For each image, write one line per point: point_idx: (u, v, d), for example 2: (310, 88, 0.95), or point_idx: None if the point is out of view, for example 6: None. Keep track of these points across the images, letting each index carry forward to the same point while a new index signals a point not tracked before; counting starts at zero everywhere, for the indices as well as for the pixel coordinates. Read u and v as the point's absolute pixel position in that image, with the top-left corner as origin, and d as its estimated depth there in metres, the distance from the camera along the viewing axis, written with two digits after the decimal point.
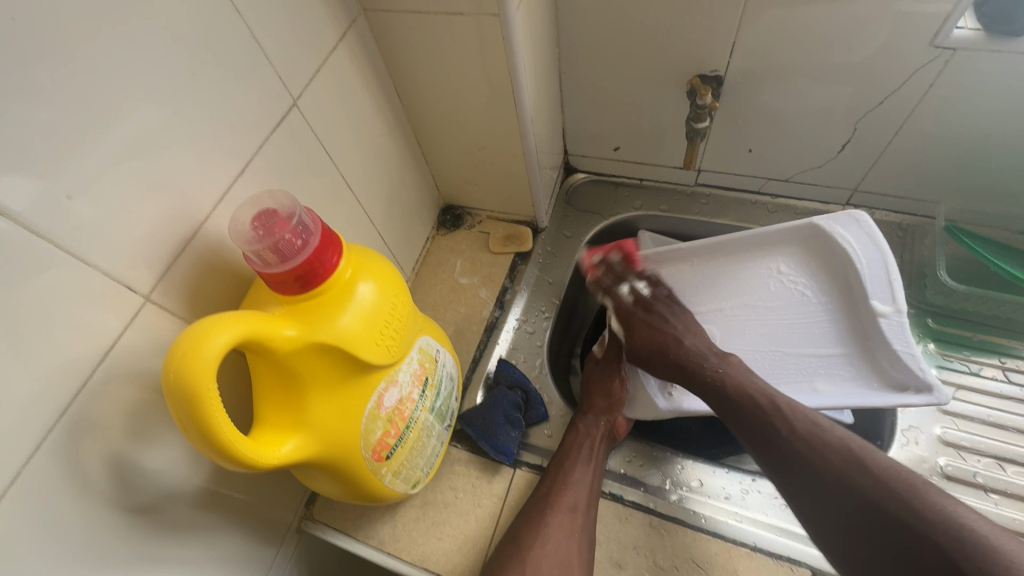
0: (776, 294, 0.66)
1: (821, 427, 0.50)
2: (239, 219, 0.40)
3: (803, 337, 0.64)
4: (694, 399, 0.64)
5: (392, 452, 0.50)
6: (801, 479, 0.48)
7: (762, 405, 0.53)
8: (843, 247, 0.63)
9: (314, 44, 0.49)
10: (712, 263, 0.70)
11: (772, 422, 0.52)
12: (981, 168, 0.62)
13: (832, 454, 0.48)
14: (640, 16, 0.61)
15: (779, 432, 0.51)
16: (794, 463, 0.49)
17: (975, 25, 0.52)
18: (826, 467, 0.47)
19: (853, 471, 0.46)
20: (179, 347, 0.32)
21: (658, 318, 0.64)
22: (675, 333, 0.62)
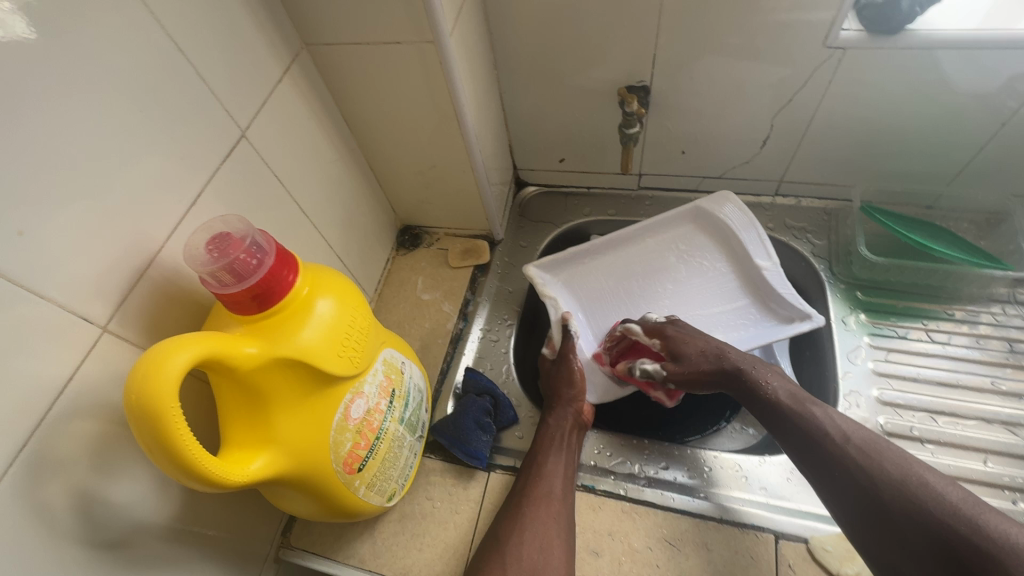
0: (670, 266, 0.73)
1: (879, 443, 0.47)
2: (193, 244, 0.40)
3: (700, 305, 0.70)
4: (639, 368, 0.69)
5: (364, 464, 0.51)
6: (847, 487, 0.46)
7: (815, 414, 0.51)
8: (724, 222, 0.71)
9: (258, 78, 0.51)
10: (618, 254, 0.74)
11: (824, 433, 0.50)
12: (884, 150, 0.69)
13: (889, 467, 0.45)
14: (568, 35, 0.66)
15: (832, 441, 0.49)
16: (838, 474, 0.47)
17: (858, 26, 0.58)
18: (881, 480, 0.45)
19: (906, 488, 0.43)
20: (140, 369, 0.33)
21: (690, 337, 0.62)
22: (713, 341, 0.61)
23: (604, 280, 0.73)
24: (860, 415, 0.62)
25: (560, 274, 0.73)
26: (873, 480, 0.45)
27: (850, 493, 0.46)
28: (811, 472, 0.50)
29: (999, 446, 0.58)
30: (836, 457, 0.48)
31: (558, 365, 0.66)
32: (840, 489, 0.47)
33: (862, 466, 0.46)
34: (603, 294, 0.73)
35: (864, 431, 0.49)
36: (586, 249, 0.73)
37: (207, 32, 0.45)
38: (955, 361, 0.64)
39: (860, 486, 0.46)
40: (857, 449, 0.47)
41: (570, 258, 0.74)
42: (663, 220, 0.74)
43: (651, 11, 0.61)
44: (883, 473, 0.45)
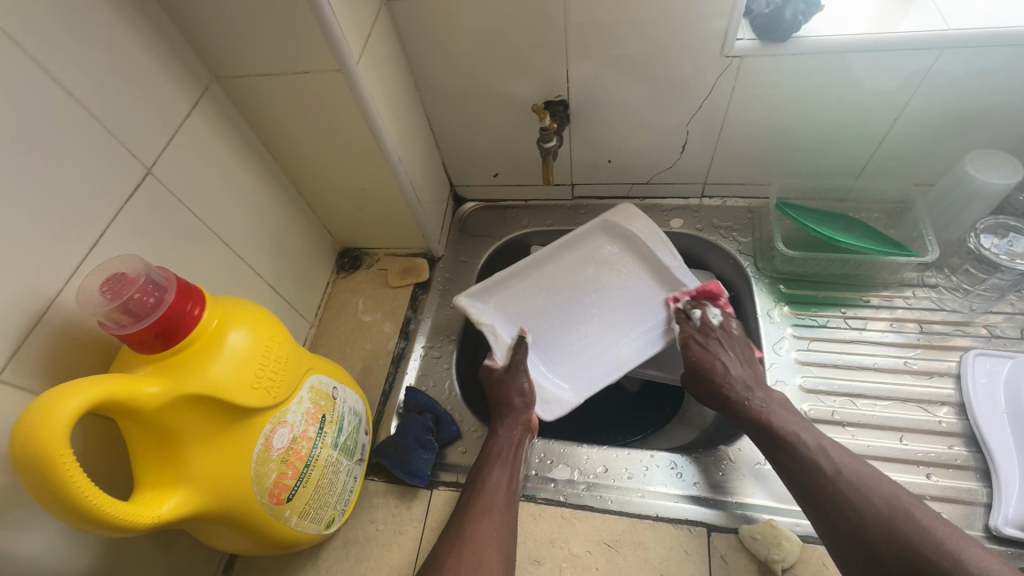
0: (593, 278, 0.75)
1: (869, 477, 0.51)
2: (88, 287, 0.40)
3: (621, 312, 0.73)
4: (582, 375, 0.70)
5: (293, 493, 0.50)
6: (840, 521, 0.50)
7: (809, 446, 0.55)
8: (632, 229, 0.75)
9: (162, 114, 0.51)
10: (539, 271, 0.75)
11: (819, 464, 0.53)
12: (793, 149, 0.73)
13: (878, 503, 0.49)
14: (482, 54, 0.68)
15: (827, 475, 0.52)
16: (830, 508, 0.51)
17: (751, 35, 0.62)
18: (871, 517, 0.49)
19: (894, 526, 0.47)
20: (27, 418, 0.33)
21: (709, 357, 0.65)
22: (724, 362, 0.64)
23: (535, 298, 0.73)
24: None
25: (490, 299, 0.73)
26: (864, 517, 0.49)
27: (844, 529, 0.49)
28: (796, 489, 0.54)
29: (914, 424, 0.61)
30: (829, 489, 0.51)
31: (507, 377, 0.66)
32: (828, 519, 0.50)
33: (854, 502, 0.50)
34: (537, 311, 0.73)
35: (855, 466, 0.52)
36: (509, 274, 0.74)
37: (100, 74, 0.45)
38: (872, 345, 0.68)
39: (852, 523, 0.49)
40: (847, 482, 0.51)
41: (494, 283, 0.73)
42: (580, 234, 0.76)
43: (558, 30, 0.63)
44: (876, 511, 0.49)
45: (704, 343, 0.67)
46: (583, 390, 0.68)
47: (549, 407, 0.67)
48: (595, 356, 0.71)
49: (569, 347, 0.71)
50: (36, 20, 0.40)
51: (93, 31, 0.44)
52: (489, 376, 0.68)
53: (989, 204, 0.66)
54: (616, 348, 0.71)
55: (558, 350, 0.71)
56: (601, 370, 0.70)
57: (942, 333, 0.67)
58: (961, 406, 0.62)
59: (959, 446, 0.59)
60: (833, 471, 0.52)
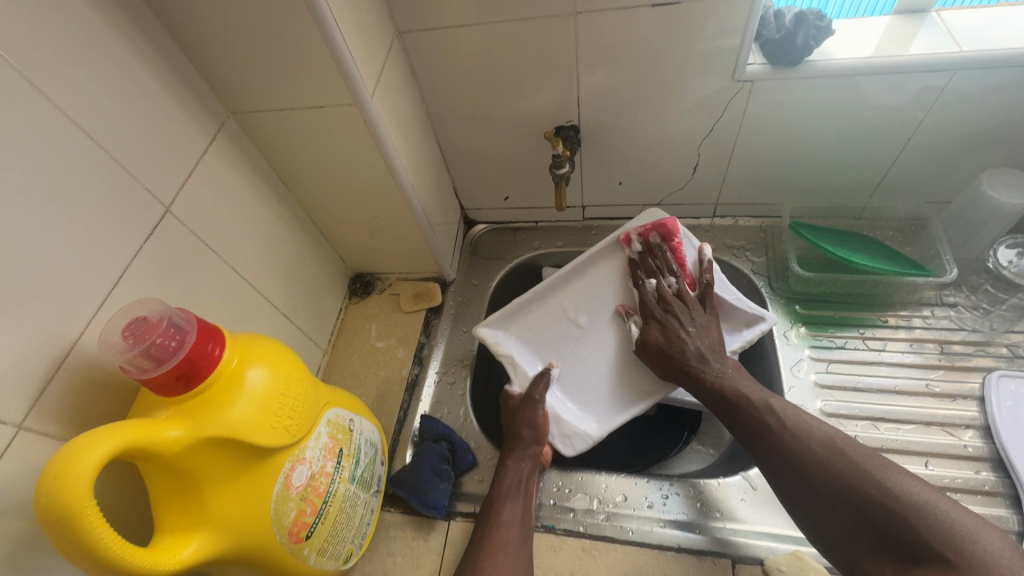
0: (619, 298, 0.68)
1: (806, 423, 0.52)
2: (109, 332, 0.40)
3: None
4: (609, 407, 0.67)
5: (312, 530, 0.50)
6: (781, 468, 0.51)
7: (750, 402, 0.55)
8: None
9: (181, 153, 0.52)
10: (562, 293, 0.71)
11: (761, 419, 0.53)
12: (805, 168, 0.73)
13: (816, 446, 0.49)
14: (493, 82, 0.68)
15: (768, 427, 0.53)
16: (774, 458, 0.51)
17: (761, 60, 0.62)
18: (810, 460, 0.49)
19: (831, 467, 0.47)
20: (51, 469, 0.33)
21: (672, 332, 0.61)
22: (683, 335, 0.60)
23: (553, 324, 0.71)
24: None
25: (508, 328, 0.71)
26: (803, 463, 0.49)
27: (792, 481, 0.50)
28: (748, 447, 0.55)
29: (939, 448, 0.60)
30: (769, 440, 0.52)
31: (523, 406, 0.65)
32: (776, 470, 0.51)
33: (794, 450, 0.50)
34: (558, 339, 0.70)
35: (795, 415, 0.53)
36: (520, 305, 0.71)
37: (121, 117, 0.46)
38: (892, 366, 0.67)
39: (794, 470, 0.50)
40: (788, 432, 0.51)
41: (500, 313, 0.71)
42: (597, 251, 0.69)
43: (568, 57, 0.64)
44: (811, 452, 0.49)
45: (658, 317, 0.63)
46: (609, 425, 0.65)
47: (570, 442, 0.65)
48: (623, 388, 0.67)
49: (593, 378, 0.68)
50: (57, 67, 0.40)
51: (112, 73, 0.44)
52: (508, 402, 0.68)
53: (1007, 223, 0.65)
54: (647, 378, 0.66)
55: (586, 381, 0.68)
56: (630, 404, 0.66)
57: (963, 353, 0.67)
58: (987, 429, 0.61)
59: (986, 472, 0.58)
60: (771, 425, 0.52)
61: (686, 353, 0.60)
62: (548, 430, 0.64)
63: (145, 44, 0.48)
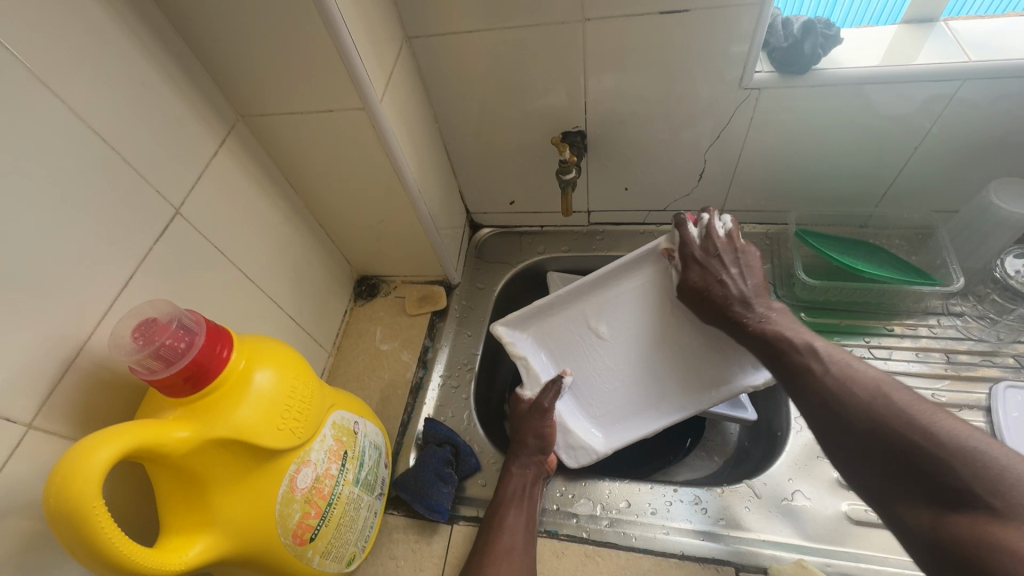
0: (639, 313, 0.66)
1: (853, 368, 0.50)
2: (119, 333, 0.41)
3: (671, 360, 0.64)
4: (619, 425, 0.66)
5: (316, 533, 0.50)
6: (822, 412, 0.50)
7: (797, 347, 0.54)
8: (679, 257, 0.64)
9: (191, 155, 0.52)
10: (585, 302, 0.69)
11: (806, 363, 0.52)
12: (812, 176, 0.73)
13: (861, 392, 0.48)
14: (500, 87, 0.69)
15: (812, 371, 0.52)
16: (814, 402, 0.50)
17: (768, 68, 0.62)
18: (851, 404, 0.48)
19: (873, 410, 0.46)
20: (60, 469, 0.33)
21: (714, 276, 0.60)
22: (726, 278, 0.59)
23: (573, 333, 0.70)
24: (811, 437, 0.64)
25: (528, 328, 0.71)
26: (845, 406, 0.48)
27: (832, 424, 0.49)
28: (789, 391, 0.54)
29: None
30: (811, 385, 0.51)
31: (530, 413, 0.65)
32: (816, 414, 0.50)
33: (836, 394, 0.49)
34: (575, 347, 0.69)
35: (841, 361, 0.51)
36: (542, 308, 0.70)
37: (133, 120, 0.46)
38: (898, 375, 0.67)
39: (834, 413, 0.49)
40: (835, 375, 0.50)
41: (518, 316, 0.71)
42: (621, 266, 0.67)
43: (576, 63, 0.64)
44: (855, 396, 0.48)
45: (701, 260, 0.61)
46: (615, 442, 0.65)
47: (574, 454, 0.65)
48: (633, 408, 0.66)
49: (606, 392, 0.67)
50: (71, 70, 0.41)
51: (124, 77, 0.45)
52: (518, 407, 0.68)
53: (1014, 233, 0.65)
54: (658, 404, 0.64)
55: (596, 393, 0.67)
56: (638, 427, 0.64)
57: (969, 363, 0.66)
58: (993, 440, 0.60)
59: None
60: (815, 370, 0.51)
61: (726, 296, 0.59)
62: (553, 443, 0.64)
63: (158, 48, 0.48)
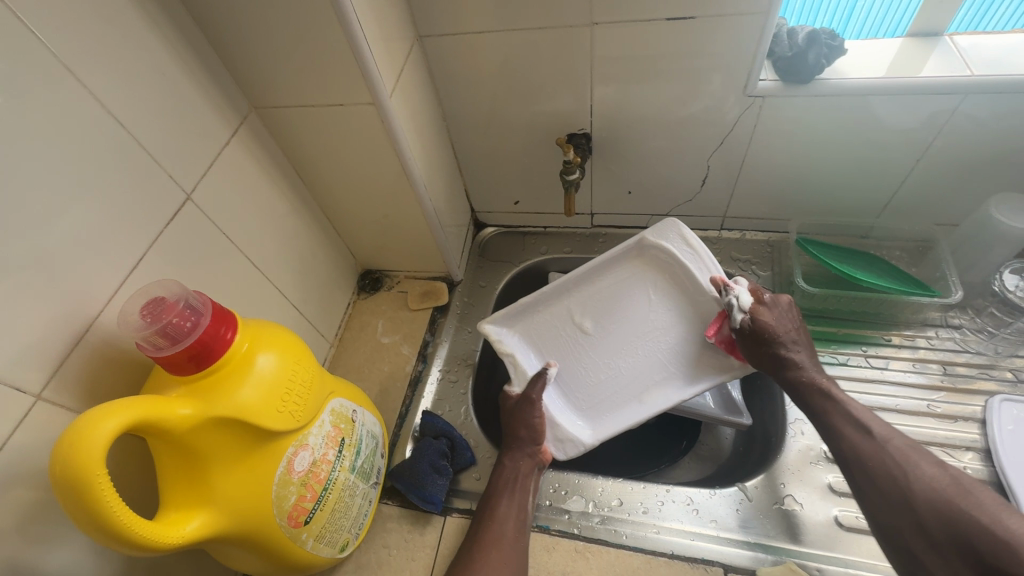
0: (623, 307, 0.70)
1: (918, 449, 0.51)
2: (128, 310, 0.42)
3: (658, 349, 0.67)
4: (607, 419, 0.66)
5: (311, 516, 0.51)
6: (878, 489, 0.50)
7: (857, 419, 0.54)
8: (667, 253, 0.68)
9: (203, 143, 0.54)
10: (572, 299, 0.72)
11: (869, 434, 0.53)
12: (815, 186, 0.73)
13: (925, 473, 0.48)
14: (508, 88, 0.70)
15: (876, 444, 0.52)
16: (870, 471, 0.51)
17: (773, 76, 0.63)
18: (915, 485, 0.48)
19: (940, 493, 0.47)
20: (67, 438, 0.34)
21: (782, 325, 0.59)
22: (793, 331, 0.59)
23: (559, 328, 0.71)
24: (805, 443, 0.64)
25: (515, 326, 0.72)
26: (908, 485, 0.48)
27: (889, 500, 0.49)
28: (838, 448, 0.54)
29: None
30: (872, 456, 0.52)
31: (519, 405, 0.65)
32: (872, 484, 0.51)
33: (901, 470, 0.49)
34: (562, 343, 0.71)
35: (903, 438, 0.52)
36: (527, 306, 0.72)
37: (148, 105, 0.47)
38: (894, 386, 0.67)
39: (895, 489, 0.49)
40: (896, 447, 0.51)
41: (506, 310, 0.72)
42: (605, 260, 0.71)
43: (583, 66, 0.65)
44: (919, 477, 0.48)
45: (772, 305, 0.60)
46: (603, 433, 0.65)
47: (563, 446, 0.65)
48: (620, 398, 0.67)
49: (593, 385, 0.68)
50: (92, 54, 0.42)
51: (143, 64, 0.46)
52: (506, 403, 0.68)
53: (1014, 247, 0.65)
54: (643, 392, 0.66)
55: (583, 387, 0.68)
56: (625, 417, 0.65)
57: (966, 376, 0.67)
58: (987, 452, 0.61)
59: None
60: (878, 441, 0.52)
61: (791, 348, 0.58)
62: (546, 434, 0.64)
63: (176, 37, 0.50)
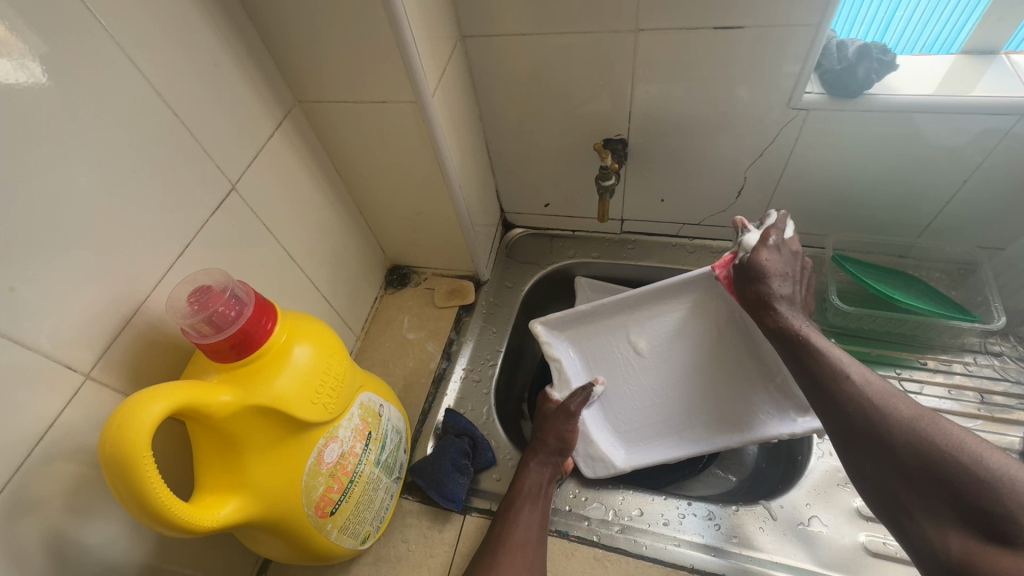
0: (683, 336, 0.69)
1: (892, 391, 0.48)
2: (176, 296, 0.43)
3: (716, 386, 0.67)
4: (642, 447, 0.68)
5: (336, 507, 0.51)
6: (853, 431, 0.48)
7: (832, 360, 0.52)
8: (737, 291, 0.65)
9: (249, 134, 0.55)
10: (626, 316, 0.70)
11: (843, 376, 0.51)
12: (854, 202, 0.72)
13: (900, 410, 0.46)
14: (546, 90, 0.70)
15: (850, 385, 0.50)
16: (847, 418, 0.49)
17: (819, 89, 0.62)
18: (890, 423, 0.46)
19: (915, 429, 0.44)
20: (116, 419, 0.35)
21: (776, 265, 0.58)
22: (784, 277, 0.58)
23: (612, 344, 0.71)
24: (833, 464, 0.63)
25: (567, 330, 0.72)
26: (882, 423, 0.46)
27: (865, 442, 0.47)
28: (817, 399, 0.52)
29: None
30: (847, 397, 0.49)
31: (556, 414, 0.67)
32: (853, 436, 0.48)
33: (871, 407, 0.47)
34: (611, 359, 0.71)
35: (880, 381, 0.50)
36: (584, 313, 0.71)
37: (200, 97, 0.49)
38: None
39: (869, 429, 0.47)
40: (871, 391, 0.49)
41: (557, 317, 0.71)
42: (671, 287, 0.67)
43: (624, 71, 0.65)
44: (892, 414, 0.46)
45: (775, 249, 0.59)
46: (635, 460, 0.66)
47: (594, 464, 0.65)
48: (659, 428, 0.68)
49: (634, 409, 0.69)
50: (150, 45, 0.43)
51: (197, 55, 0.47)
52: (543, 405, 0.70)
53: None
54: (683, 429, 0.67)
55: (624, 408, 0.69)
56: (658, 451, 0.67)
57: (1004, 406, 0.65)
58: None
59: None
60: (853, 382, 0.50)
61: (778, 292, 0.58)
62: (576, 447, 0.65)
63: (229, 30, 0.51)
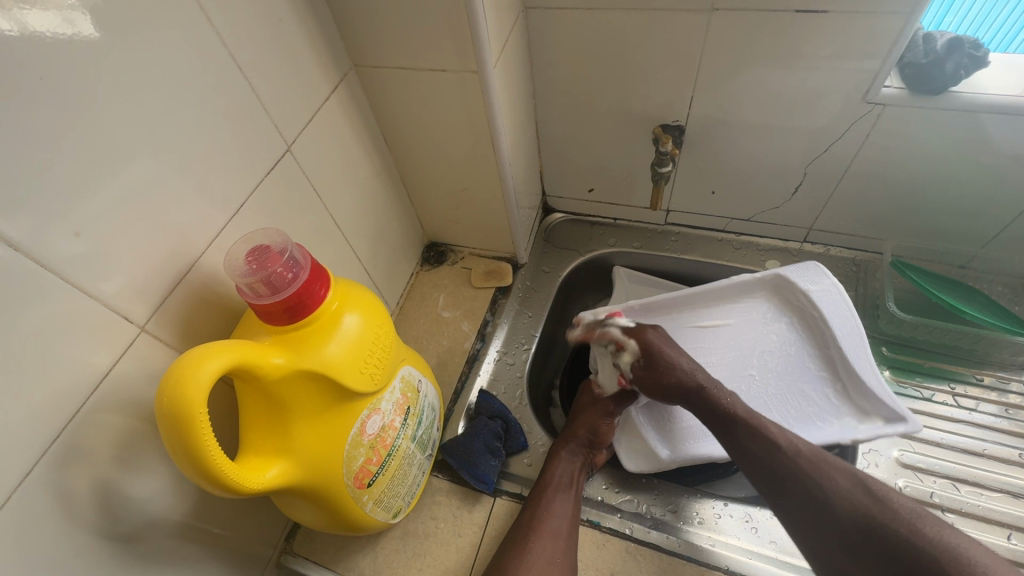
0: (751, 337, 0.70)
1: (828, 456, 0.50)
2: (234, 254, 0.42)
3: (780, 388, 0.66)
4: (694, 446, 0.63)
5: (374, 479, 0.51)
6: (797, 500, 0.49)
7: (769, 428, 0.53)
8: (810, 301, 0.68)
9: (307, 95, 0.53)
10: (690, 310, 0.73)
11: (778, 443, 0.52)
12: (919, 208, 0.68)
13: (840, 477, 0.48)
14: (606, 70, 0.67)
15: (785, 453, 0.51)
16: (792, 491, 0.49)
17: (899, 84, 0.59)
18: (834, 492, 0.47)
19: (857, 500, 0.46)
20: (173, 374, 0.35)
21: (668, 345, 0.61)
22: (686, 361, 0.60)
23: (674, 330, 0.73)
24: (879, 475, 0.61)
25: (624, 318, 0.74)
26: (825, 493, 0.48)
27: (808, 510, 0.48)
28: (750, 470, 0.53)
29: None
30: (785, 466, 0.51)
31: (594, 407, 0.66)
32: (790, 501, 0.49)
33: (816, 479, 0.49)
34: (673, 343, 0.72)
35: (813, 446, 0.52)
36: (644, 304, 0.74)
37: (264, 54, 0.47)
38: (981, 429, 0.63)
39: (812, 498, 0.48)
40: (809, 461, 0.50)
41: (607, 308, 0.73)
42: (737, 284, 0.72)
43: (691, 54, 0.62)
44: (833, 483, 0.48)
45: (657, 339, 0.62)
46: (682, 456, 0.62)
47: (634, 457, 0.64)
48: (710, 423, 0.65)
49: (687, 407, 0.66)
50: None
51: (264, 9, 0.46)
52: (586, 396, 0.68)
53: None
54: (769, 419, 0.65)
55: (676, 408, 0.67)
56: (712, 444, 0.62)
57: None
58: None
59: None
60: (789, 453, 0.51)
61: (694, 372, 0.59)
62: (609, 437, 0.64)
63: None
